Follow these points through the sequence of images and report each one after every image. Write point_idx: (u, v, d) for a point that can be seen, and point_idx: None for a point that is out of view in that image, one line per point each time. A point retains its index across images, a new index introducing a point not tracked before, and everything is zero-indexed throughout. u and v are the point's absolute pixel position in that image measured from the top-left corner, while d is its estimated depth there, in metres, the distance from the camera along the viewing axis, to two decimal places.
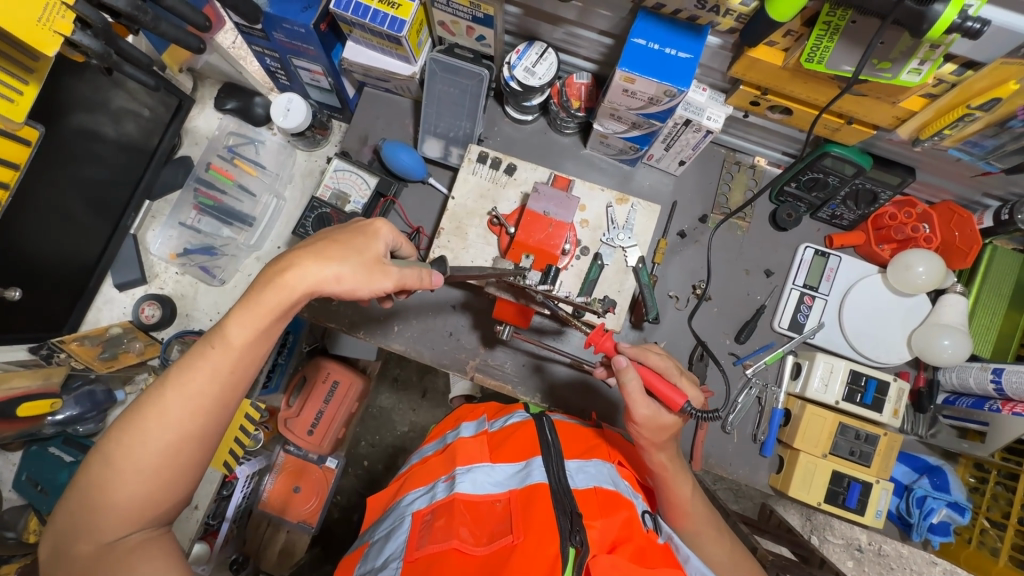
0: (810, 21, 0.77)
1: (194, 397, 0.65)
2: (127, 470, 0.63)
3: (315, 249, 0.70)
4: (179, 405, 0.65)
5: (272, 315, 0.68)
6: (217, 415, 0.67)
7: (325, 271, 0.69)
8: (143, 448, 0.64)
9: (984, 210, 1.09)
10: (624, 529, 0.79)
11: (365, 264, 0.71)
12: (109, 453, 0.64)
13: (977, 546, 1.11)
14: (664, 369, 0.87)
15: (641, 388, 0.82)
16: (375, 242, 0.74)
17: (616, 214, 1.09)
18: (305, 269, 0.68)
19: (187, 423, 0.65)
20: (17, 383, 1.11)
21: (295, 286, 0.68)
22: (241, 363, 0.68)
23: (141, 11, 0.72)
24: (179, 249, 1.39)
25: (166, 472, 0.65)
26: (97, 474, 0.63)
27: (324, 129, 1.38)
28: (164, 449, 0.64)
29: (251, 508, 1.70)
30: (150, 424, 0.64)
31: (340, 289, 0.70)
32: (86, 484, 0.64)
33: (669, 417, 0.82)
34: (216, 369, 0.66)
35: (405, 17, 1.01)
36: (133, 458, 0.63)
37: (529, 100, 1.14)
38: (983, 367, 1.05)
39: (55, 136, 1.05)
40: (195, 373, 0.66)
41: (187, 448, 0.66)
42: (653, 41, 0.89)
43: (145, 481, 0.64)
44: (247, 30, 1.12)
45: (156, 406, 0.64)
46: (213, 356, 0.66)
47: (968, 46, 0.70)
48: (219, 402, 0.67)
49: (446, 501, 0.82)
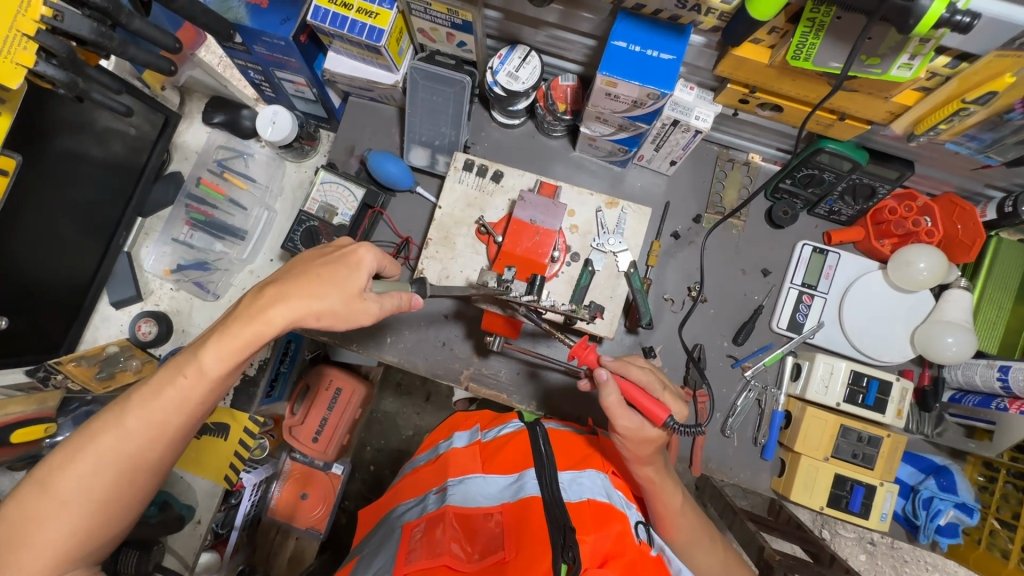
0: (795, 17, 0.74)
1: (155, 426, 0.65)
2: (72, 499, 0.63)
3: (314, 291, 0.68)
4: (138, 432, 0.65)
5: (251, 348, 0.67)
6: (173, 446, 0.68)
7: (307, 309, 0.67)
8: (93, 475, 0.64)
9: (988, 201, 1.05)
10: (617, 543, 0.77)
11: (347, 300, 0.70)
12: (55, 479, 0.63)
13: (986, 548, 1.07)
14: (647, 383, 0.84)
15: (621, 401, 0.80)
16: (358, 275, 0.72)
17: (606, 218, 1.07)
18: (288, 307, 0.67)
19: (144, 453, 0.66)
20: (12, 410, 1.09)
21: (275, 321, 0.66)
22: (209, 394, 0.67)
23: (106, 37, 0.71)
24: (174, 264, 1.39)
25: (113, 502, 0.65)
26: (40, 501, 0.62)
27: (312, 140, 1.38)
28: (116, 477, 0.65)
29: (260, 515, 1.71)
30: (106, 448, 0.64)
31: (320, 325, 0.69)
32: (25, 508, 0.62)
33: (653, 431, 0.80)
34: (182, 399, 0.66)
35: (383, 27, 0.99)
36: (83, 486, 0.63)
37: (515, 104, 1.12)
38: (989, 364, 1.02)
39: (39, 161, 1.04)
40: (159, 403, 0.65)
41: (138, 478, 0.67)
42: (635, 43, 0.86)
43: (89, 511, 0.64)
44: (228, 45, 1.11)
45: (115, 432, 0.64)
46: (183, 386, 0.66)
47: (959, 39, 0.67)
48: (179, 433, 0.68)
49: (437, 513, 0.81)
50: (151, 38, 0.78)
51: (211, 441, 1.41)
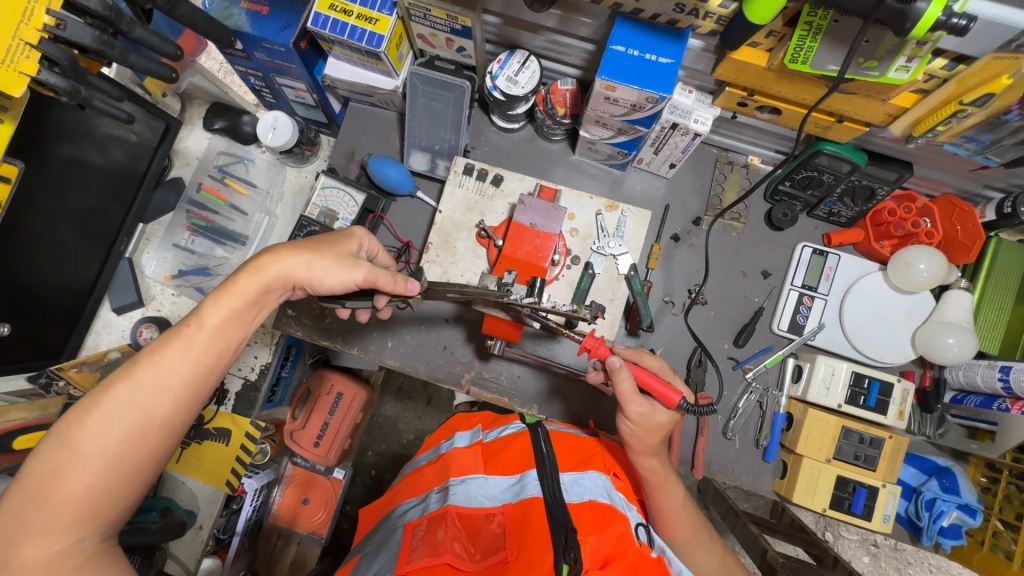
0: (793, 21, 0.75)
1: (167, 374, 0.62)
2: (91, 456, 0.57)
3: (311, 245, 0.77)
4: (152, 384, 0.61)
5: (250, 299, 0.69)
6: (187, 399, 0.63)
7: (296, 259, 0.74)
8: (110, 428, 0.58)
9: (987, 202, 1.05)
10: (618, 544, 0.77)
11: (337, 255, 0.78)
12: (71, 435, 0.57)
13: (990, 549, 1.06)
14: (659, 370, 0.87)
15: (634, 388, 0.82)
16: (349, 240, 0.83)
17: (606, 221, 1.08)
18: (280, 258, 0.73)
19: (158, 404, 0.61)
20: (15, 415, 1.12)
21: (269, 269, 0.72)
22: (217, 341, 0.66)
23: (108, 45, 0.71)
24: (175, 270, 1.38)
25: (130, 461, 0.59)
26: (54, 464, 0.56)
27: (312, 145, 1.38)
28: (131, 432, 0.59)
29: (262, 521, 1.71)
30: (120, 401, 0.59)
31: (309, 275, 0.75)
32: (36, 476, 0.56)
33: (664, 415, 0.82)
34: (190, 346, 0.64)
35: (383, 33, 1.00)
36: (98, 441, 0.58)
37: (514, 109, 1.13)
38: (990, 364, 1.02)
39: (40, 168, 1.05)
40: (168, 351, 0.62)
41: (152, 436, 0.61)
42: (633, 47, 0.86)
43: (106, 470, 0.58)
44: (229, 51, 1.11)
45: (128, 383, 0.60)
46: (189, 334, 0.64)
47: (957, 41, 0.67)
48: (195, 385, 0.64)
49: (439, 512, 0.81)
50: (152, 46, 0.79)
51: (212, 445, 1.41)
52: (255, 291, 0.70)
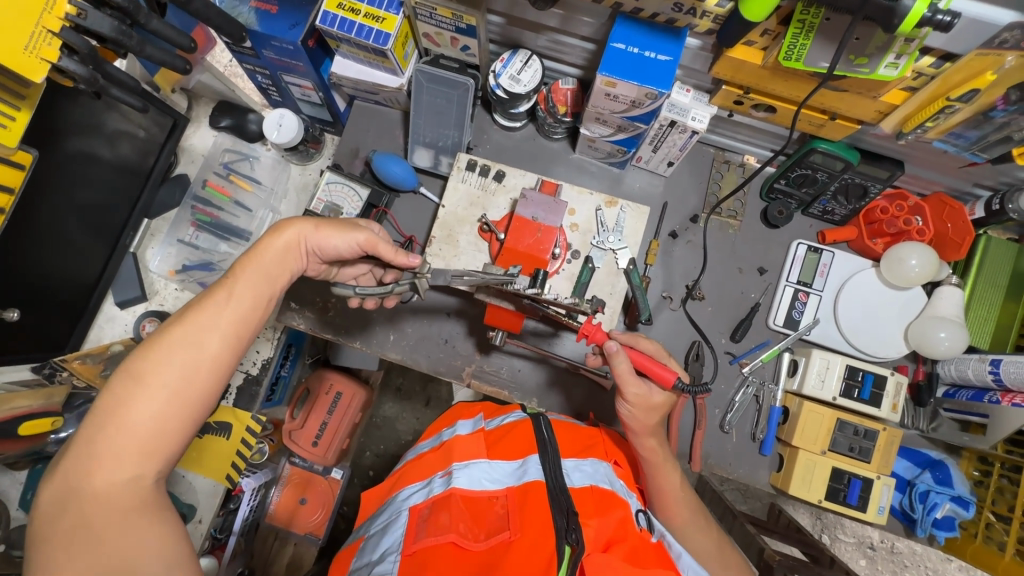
0: (786, 20, 0.77)
1: (218, 319, 0.66)
2: (154, 390, 0.61)
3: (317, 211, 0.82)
4: (204, 327, 0.65)
5: (278, 257, 0.76)
6: (236, 343, 0.67)
7: (309, 222, 0.80)
8: (170, 363, 0.62)
9: (976, 200, 1.08)
10: (619, 529, 0.78)
11: (344, 222, 0.84)
12: (138, 370, 0.61)
13: (983, 541, 1.08)
14: (654, 353, 0.91)
15: (632, 370, 0.85)
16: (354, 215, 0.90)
17: (606, 216, 1.10)
18: (293, 221, 0.79)
19: (212, 346, 0.65)
20: (19, 403, 1.14)
21: (286, 230, 0.78)
22: (258, 291, 0.71)
23: (127, 35, 0.74)
24: (179, 265, 1.41)
25: (188, 396, 0.63)
26: (121, 396, 0.60)
27: (316, 142, 1.40)
28: (190, 368, 0.63)
29: (259, 522, 1.70)
30: (178, 341, 0.63)
31: (321, 237, 0.80)
32: (105, 409, 0.60)
33: (661, 397, 0.85)
34: (236, 294, 0.69)
35: (390, 31, 1.03)
36: (160, 374, 0.61)
37: (516, 107, 1.16)
38: (981, 358, 1.04)
39: (50, 159, 1.06)
40: (217, 298, 0.67)
41: (207, 375, 0.64)
42: (633, 45, 0.89)
43: (169, 403, 0.61)
44: (237, 49, 1.14)
45: (185, 326, 0.64)
46: (233, 285, 0.69)
47: (943, 39, 0.70)
48: (242, 330, 0.68)
49: (444, 495, 0.83)
50: (168, 38, 0.81)
51: (213, 439, 1.41)
52: (278, 251, 0.76)
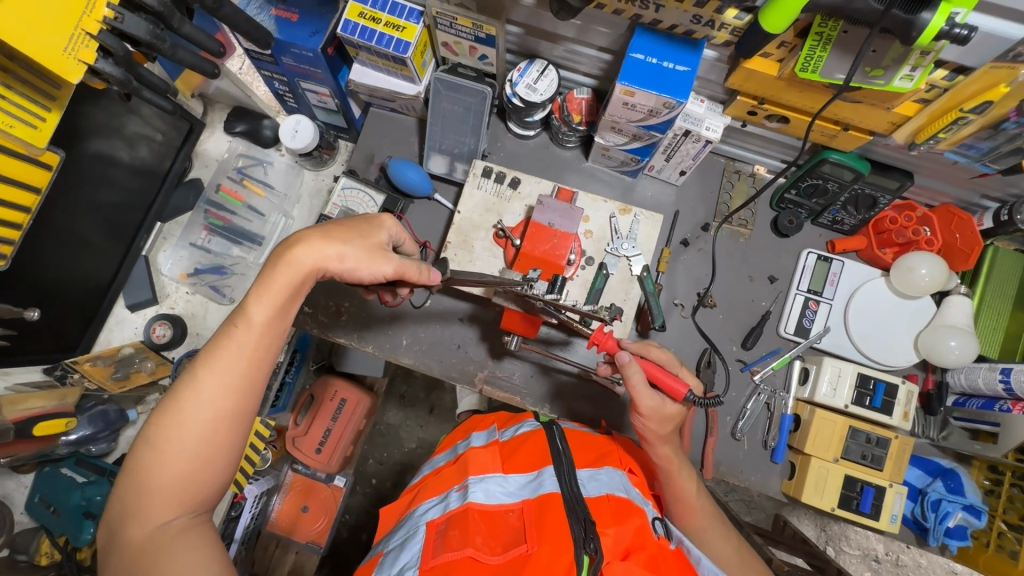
0: (803, 32, 0.79)
1: (224, 376, 0.66)
2: (171, 452, 0.63)
3: (339, 233, 0.75)
4: (211, 385, 0.65)
5: (288, 290, 0.71)
6: (248, 395, 0.68)
7: (329, 249, 0.74)
8: (181, 426, 0.64)
9: (984, 211, 1.10)
10: (637, 537, 0.78)
11: (368, 247, 0.77)
12: (155, 438, 0.63)
13: (995, 550, 1.08)
14: (666, 362, 0.90)
15: (645, 381, 0.84)
16: (379, 231, 0.81)
17: (620, 224, 1.11)
18: (317, 248, 0.73)
19: (220, 403, 0.65)
20: (32, 404, 1.15)
21: (302, 262, 0.71)
22: (263, 339, 0.69)
23: (160, 39, 0.75)
24: (190, 269, 1.42)
25: (205, 453, 0.65)
26: (143, 458, 0.63)
27: (331, 149, 1.41)
28: (202, 428, 0.64)
29: (260, 530, 1.67)
30: (186, 403, 0.64)
31: (343, 267, 0.75)
32: (130, 470, 0.63)
33: (674, 407, 0.84)
34: (241, 346, 0.68)
35: (410, 40, 1.05)
36: (174, 438, 0.63)
37: (531, 116, 1.18)
38: (991, 367, 1.05)
39: (71, 160, 1.07)
40: (221, 354, 0.67)
41: (222, 429, 0.66)
42: (652, 56, 0.91)
43: (185, 463, 0.64)
44: (257, 55, 1.16)
45: (190, 389, 0.65)
46: (238, 335, 0.68)
47: (958, 52, 0.72)
48: (249, 382, 0.68)
49: (460, 511, 0.82)
50: (198, 42, 0.82)
51: None
52: (291, 284, 0.71)
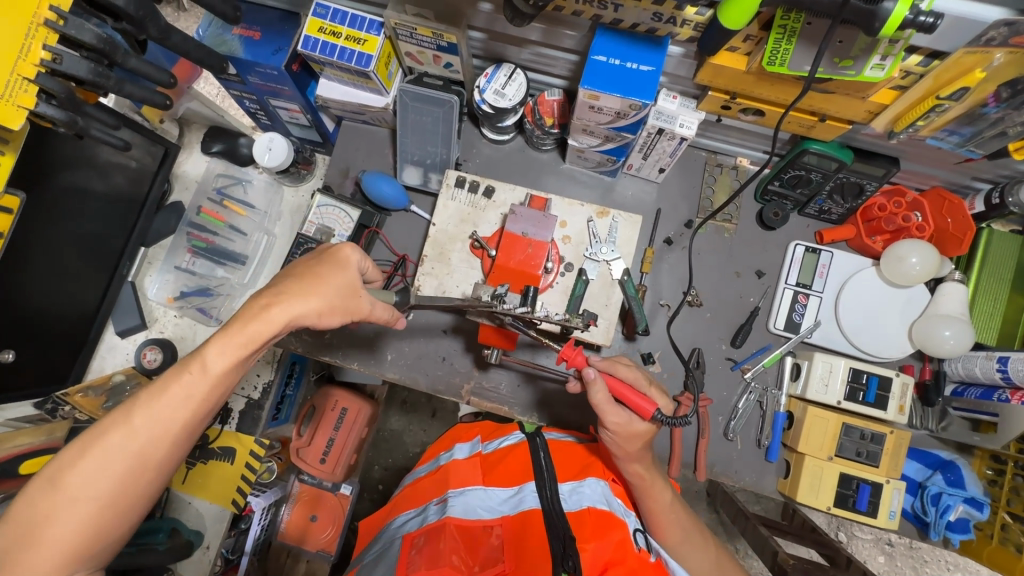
0: (768, 25, 0.76)
1: (161, 424, 0.65)
2: (81, 498, 0.63)
3: (313, 289, 0.72)
4: (146, 432, 0.65)
5: (254, 346, 0.69)
6: (178, 445, 0.68)
7: (306, 307, 0.71)
8: (101, 474, 0.63)
9: (976, 193, 1.06)
10: (618, 550, 0.76)
11: (344, 297, 0.75)
12: (63, 479, 0.62)
13: (1000, 543, 1.05)
14: (634, 380, 0.88)
15: (609, 399, 0.82)
16: (352, 273, 0.77)
17: (598, 227, 1.08)
18: (291, 307, 0.70)
19: (148, 451, 0.65)
20: (22, 440, 1.20)
21: (276, 321, 0.69)
22: (214, 390, 0.68)
23: (103, 76, 0.74)
24: (177, 292, 1.41)
25: (119, 502, 0.65)
26: (48, 500, 0.62)
27: (308, 164, 1.39)
28: (119, 479, 0.64)
29: (270, 540, 1.70)
30: (112, 449, 0.63)
31: (318, 323, 0.73)
32: (30, 508, 0.62)
33: (642, 424, 0.82)
34: (188, 396, 0.66)
35: (372, 52, 1.02)
36: (88, 485, 0.63)
37: (503, 121, 1.15)
38: (988, 356, 1.02)
39: (41, 194, 1.07)
40: (164, 399, 0.65)
41: (142, 479, 0.66)
42: (615, 57, 0.88)
43: (93, 513, 0.63)
44: (223, 77, 1.14)
45: (122, 432, 0.64)
46: (189, 382, 0.66)
47: (928, 38, 0.69)
48: (184, 432, 0.68)
49: (438, 524, 0.80)
50: (146, 75, 0.82)
51: (218, 465, 1.43)
52: (266, 334, 0.69)
